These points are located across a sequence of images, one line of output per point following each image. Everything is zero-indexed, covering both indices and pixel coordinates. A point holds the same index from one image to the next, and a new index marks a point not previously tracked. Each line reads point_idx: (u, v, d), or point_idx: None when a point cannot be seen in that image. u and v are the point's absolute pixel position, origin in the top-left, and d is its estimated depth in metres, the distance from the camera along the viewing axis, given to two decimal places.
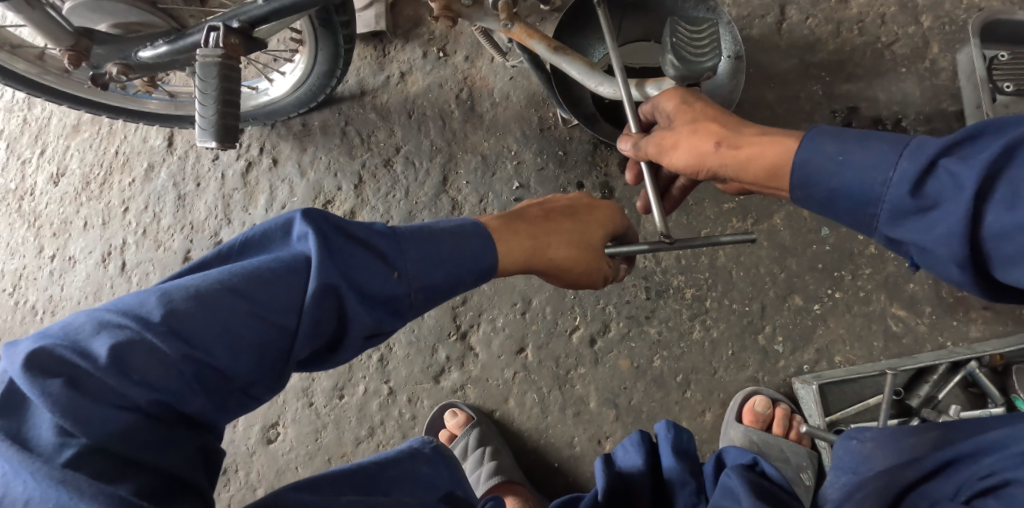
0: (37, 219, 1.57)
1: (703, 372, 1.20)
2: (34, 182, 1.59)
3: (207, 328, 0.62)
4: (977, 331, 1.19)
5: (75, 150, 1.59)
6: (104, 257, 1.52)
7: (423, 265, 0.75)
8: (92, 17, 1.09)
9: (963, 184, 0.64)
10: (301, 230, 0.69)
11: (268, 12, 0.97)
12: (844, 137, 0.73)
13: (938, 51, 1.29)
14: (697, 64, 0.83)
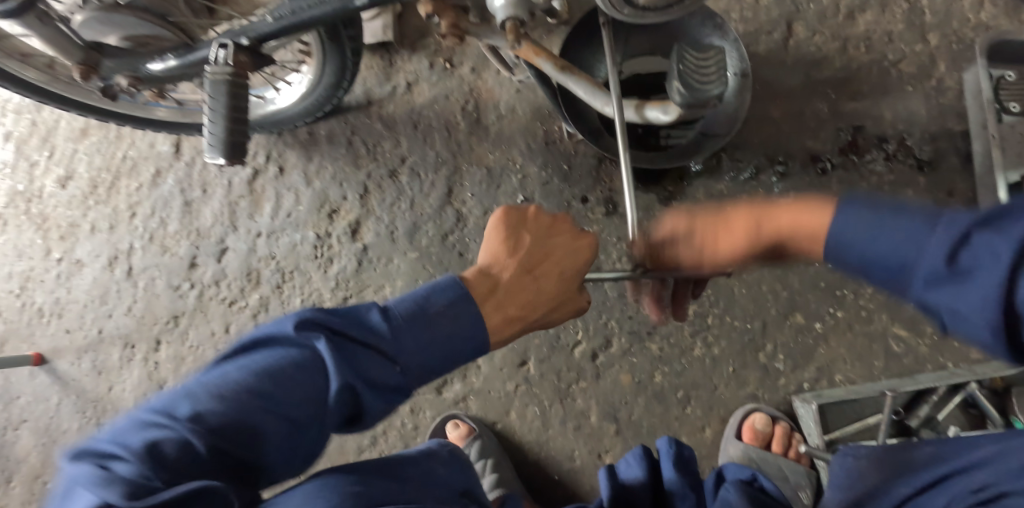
0: (44, 222, 1.58)
1: (704, 389, 1.21)
2: (42, 184, 1.60)
3: (231, 425, 0.62)
4: (978, 352, 1.19)
5: (82, 154, 1.60)
6: (111, 261, 1.53)
7: (422, 351, 0.70)
8: (102, 30, 1.10)
9: (998, 255, 0.55)
10: (303, 332, 0.67)
11: (278, 29, 1.00)
12: (877, 203, 0.66)
13: (945, 69, 1.29)
14: (703, 92, 0.86)
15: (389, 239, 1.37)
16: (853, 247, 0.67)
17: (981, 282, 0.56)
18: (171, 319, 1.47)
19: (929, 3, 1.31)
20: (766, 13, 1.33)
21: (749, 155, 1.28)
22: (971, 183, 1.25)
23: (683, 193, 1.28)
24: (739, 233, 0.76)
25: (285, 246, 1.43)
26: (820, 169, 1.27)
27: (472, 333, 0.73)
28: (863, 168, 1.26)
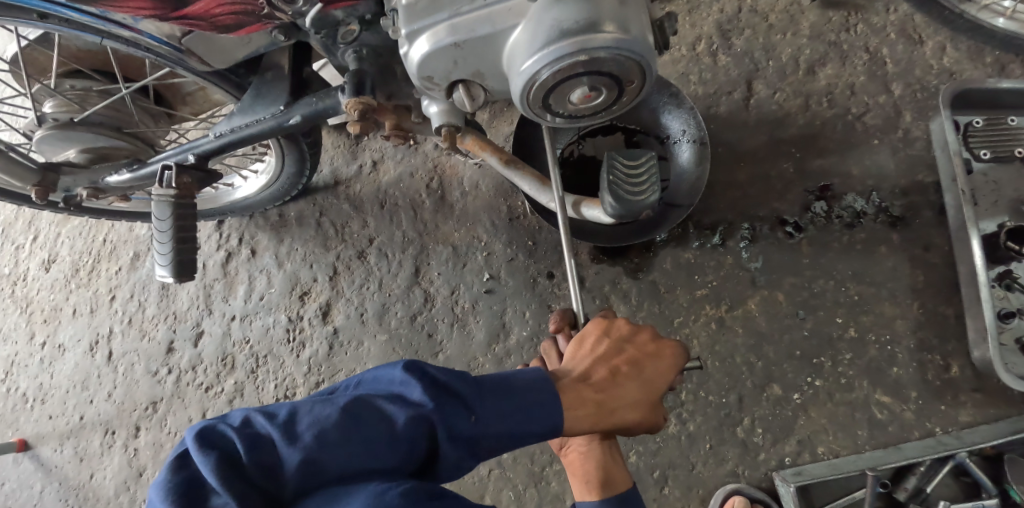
0: (29, 305, 1.55)
1: (681, 468, 1.18)
2: (28, 267, 1.59)
3: (334, 441, 0.68)
4: (967, 415, 1.15)
5: (65, 238, 1.58)
6: (91, 346, 1.49)
7: (499, 414, 0.75)
8: (60, 145, 1.11)
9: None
10: (402, 376, 0.73)
11: (220, 145, 1.01)
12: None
13: (912, 119, 1.25)
14: (634, 205, 0.82)
15: (359, 321, 1.32)
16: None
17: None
18: (149, 405, 1.41)
19: (890, 52, 1.28)
20: (725, 74, 1.31)
21: (716, 220, 1.25)
22: (947, 237, 1.21)
23: (650, 264, 1.25)
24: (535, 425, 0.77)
25: (258, 330, 1.38)
26: (789, 231, 1.23)
27: (542, 385, 0.79)
28: (835, 230, 1.23)
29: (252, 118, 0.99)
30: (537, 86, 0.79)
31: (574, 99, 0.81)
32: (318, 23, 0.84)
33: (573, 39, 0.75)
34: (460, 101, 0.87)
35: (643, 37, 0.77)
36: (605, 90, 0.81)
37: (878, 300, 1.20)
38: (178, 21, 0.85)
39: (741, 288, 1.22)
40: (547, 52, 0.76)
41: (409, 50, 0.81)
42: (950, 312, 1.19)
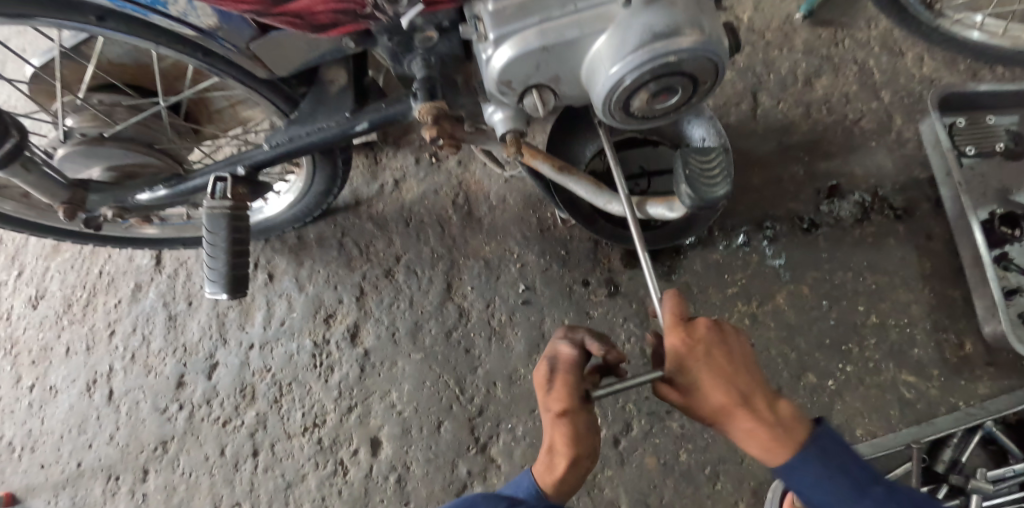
0: (13, 346, 1.35)
1: (731, 462, 1.19)
2: (11, 305, 1.38)
3: None
4: (985, 388, 1.24)
5: (55, 271, 1.39)
6: (89, 386, 1.32)
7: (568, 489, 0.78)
8: (86, 162, 1.07)
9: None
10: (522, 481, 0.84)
11: (278, 155, 1.01)
12: (838, 463, 0.75)
13: (902, 122, 1.36)
14: (709, 195, 0.85)
15: (391, 340, 1.29)
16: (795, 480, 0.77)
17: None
18: (159, 445, 1.28)
19: (876, 63, 1.40)
20: (731, 87, 1.39)
21: (739, 222, 1.31)
22: (946, 226, 1.31)
23: (680, 266, 1.29)
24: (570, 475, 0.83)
25: (280, 357, 1.31)
26: (805, 228, 1.30)
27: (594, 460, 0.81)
28: (847, 225, 1.31)
29: (313, 127, 1.00)
30: (618, 89, 0.82)
31: (649, 100, 0.85)
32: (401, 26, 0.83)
33: (657, 45, 0.78)
34: (530, 105, 0.90)
35: (720, 41, 0.81)
36: (679, 91, 0.84)
37: (893, 288, 1.28)
38: (274, 18, 0.82)
39: (769, 283, 1.27)
40: (633, 56, 0.79)
41: (492, 55, 0.83)
42: (958, 295, 1.28)
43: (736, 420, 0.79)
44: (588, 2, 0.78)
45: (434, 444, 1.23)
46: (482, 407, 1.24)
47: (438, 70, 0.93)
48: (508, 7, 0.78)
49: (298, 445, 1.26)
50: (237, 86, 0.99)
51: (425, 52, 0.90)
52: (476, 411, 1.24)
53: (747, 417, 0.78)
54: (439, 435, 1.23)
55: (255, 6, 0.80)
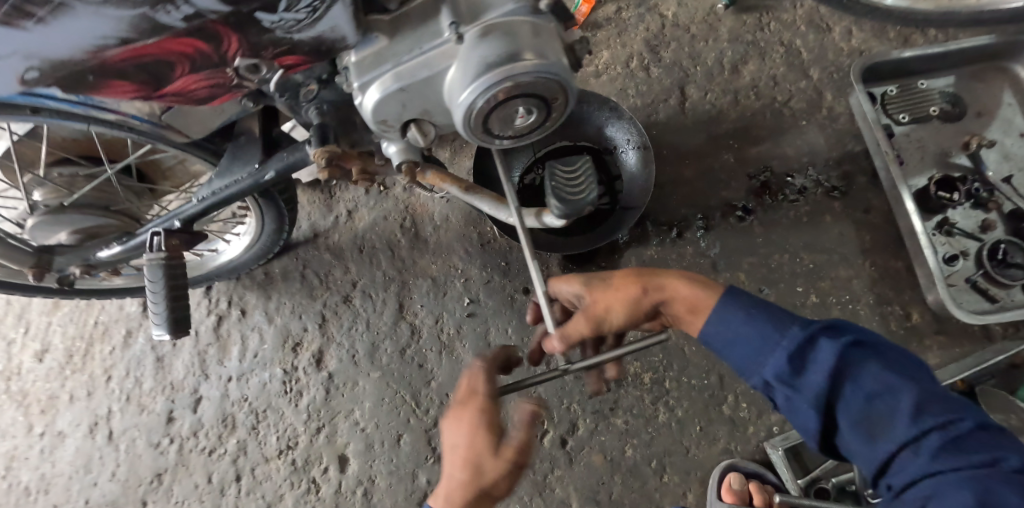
0: (24, 397, 1.48)
1: (676, 454, 1.23)
2: (20, 360, 1.51)
3: None
4: (935, 357, 1.24)
5: (55, 325, 1.52)
6: (92, 428, 1.45)
7: None
8: (52, 229, 1.16)
9: (838, 366, 0.75)
10: None
11: (204, 208, 1.08)
12: (755, 303, 0.83)
13: (833, 98, 1.36)
14: (577, 203, 0.90)
15: (352, 362, 1.37)
16: (724, 328, 0.84)
17: (915, 459, 0.72)
18: (154, 477, 1.40)
19: (803, 42, 1.40)
20: (659, 83, 1.40)
21: (672, 216, 1.33)
22: (884, 198, 1.31)
23: (616, 265, 1.32)
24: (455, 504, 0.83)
25: (256, 386, 1.41)
26: (739, 215, 1.32)
27: None
28: (781, 208, 1.32)
29: (230, 179, 1.06)
30: (473, 115, 0.89)
31: (508, 120, 0.91)
32: (282, 84, 0.90)
33: (497, 71, 0.84)
34: (412, 139, 0.97)
35: (559, 61, 0.87)
36: (534, 110, 0.91)
37: (832, 265, 1.29)
38: (159, 99, 0.87)
39: (705, 274, 1.30)
40: (478, 83, 0.85)
41: (361, 100, 0.91)
42: (901, 265, 1.28)
43: (662, 294, 0.90)
44: (432, 43, 0.86)
45: (395, 457, 1.30)
46: (437, 419, 1.31)
47: (333, 117, 1.01)
48: (361, 57, 0.86)
49: (275, 468, 1.35)
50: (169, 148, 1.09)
51: (315, 101, 0.98)
52: (431, 423, 1.31)
53: (659, 292, 0.90)
54: (399, 447, 1.30)
55: (138, 95, 0.85)
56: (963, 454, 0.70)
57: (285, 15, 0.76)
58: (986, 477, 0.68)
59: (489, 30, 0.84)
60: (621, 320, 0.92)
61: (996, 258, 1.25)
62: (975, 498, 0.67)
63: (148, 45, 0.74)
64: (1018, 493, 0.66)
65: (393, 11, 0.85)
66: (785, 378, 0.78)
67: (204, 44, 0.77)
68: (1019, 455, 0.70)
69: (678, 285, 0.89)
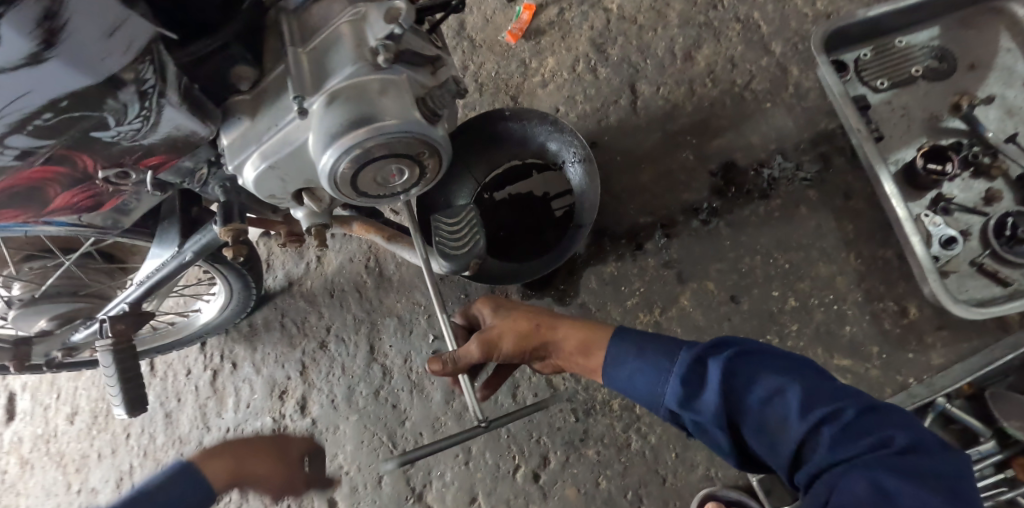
0: (62, 458, 1.58)
1: (652, 483, 1.17)
2: (56, 424, 1.61)
3: None
4: (938, 357, 1.10)
5: (82, 388, 1.61)
6: (118, 484, 1.52)
7: None
8: (31, 319, 1.21)
9: (726, 383, 0.75)
10: None
11: (144, 291, 1.11)
12: (643, 337, 0.86)
13: (799, 73, 1.24)
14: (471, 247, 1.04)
15: (332, 407, 1.38)
16: (620, 366, 0.86)
17: (817, 453, 0.69)
18: None
19: (761, 15, 1.28)
20: (607, 84, 1.32)
21: (631, 228, 1.25)
22: (865, 180, 1.19)
23: (576, 287, 1.25)
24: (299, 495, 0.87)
25: (250, 436, 1.43)
26: (703, 218, 1.21)
27: None
28: (750, 204, 1.21)
29: (159, 264, 1.09)
30: (339, 182, 0.87)
31: (380, 179, 0.88)
32: (173, 172, 0.93)
33: (344, 137, 0.82)
34: (313, 205, 0.98)
35: (414, 117, 0.83)
36: (405, 166, 0.88)
37: (810, 263, 1.17)
38: (51, 214, 0.92)
39: (669, 287, 1.21)
40: (329, 151, 0.83)
41: (244, 179, 0.91)
42: (891, 254, 1.16)
43: (563, 332, 0.94)
44: (286, 119, 0.85)
45: (377, 500, 1.30)
46: (413, 458, 1.30)
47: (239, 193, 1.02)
48: (227, 140, 0.88)
49: None
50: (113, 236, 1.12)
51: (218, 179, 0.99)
52: (408, 462, 1.30)
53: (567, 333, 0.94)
54: (380, 489, 1.30)
55: (25, 214, 0.89)
56: (857, 442, 0.67)
57: (121, 129, 0.78)
58: (882, 464, 0.64)
59: (333, 97, 0.82)
60: (512, 350, 0.95)
61: (1003, 235, 1.10)
62: (871, 486, 0.63)
63: (6, 178, 0.78)
64: (907, 479, 0.62)
65: (248, 92, 0.86)
66: (682, 403, 0.78)
67: (59, 167, 0.80)
68: (912, 433, 0.67)
69: (576, 325, 0.94)
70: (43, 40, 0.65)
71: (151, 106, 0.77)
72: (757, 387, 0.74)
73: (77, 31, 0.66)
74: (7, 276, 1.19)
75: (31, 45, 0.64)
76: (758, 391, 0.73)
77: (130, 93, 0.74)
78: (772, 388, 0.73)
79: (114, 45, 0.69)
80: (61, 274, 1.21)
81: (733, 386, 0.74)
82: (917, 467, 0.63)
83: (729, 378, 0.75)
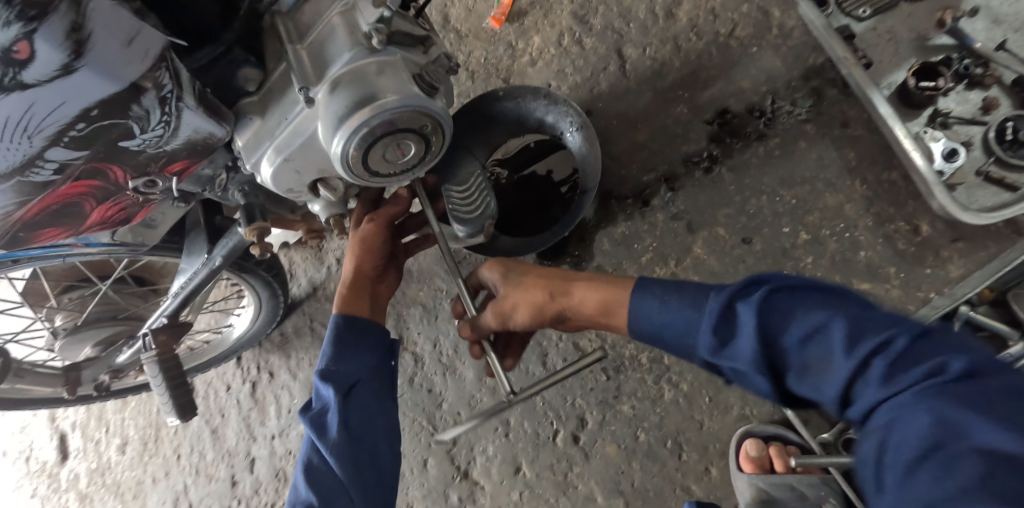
0: (118, 488, 1.63)
1: (691, 429, 1.18)
2: (109, 456, 1.66)
3: (372, 408, 0.91)
4: (957, 269, 1.11)
5: (129, 418, 1.65)
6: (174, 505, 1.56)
7: (362, 408, 0.90)
8: (77, 346, 1.24)
9: (762, 325, 0.69)
10: (374, 413, 0.90)
11: (180, 302, 1.14)
12: (667, 289, 0.80)
13: (781, 14, 1.27)
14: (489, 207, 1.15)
15: None
16: (644, 321, 0.82)
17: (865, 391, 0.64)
18: None
19: None
20: (595, 53, 1.35)
21: (637, 187, 1.28)
22: (859, 107, 1.20)
23: (590, 251, 1.29)
24: (379, 291, 1.08)
25: (295, 439, 1.47)
26: (705, 168, 1.25)
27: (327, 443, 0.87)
28: (749, 147, 1.23)
29: (190, 273, 1.12)
30: (351, 167, 0.90)
31: (389, 158, 0.92)
32: (193, 180, 0.97)
33: (349, 120, 0.85)
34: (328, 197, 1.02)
35: (411, 92, 0.87)
36: (410, 141, 0.91)
37: (817, 195, 1.19)
38: (88, 231, 0.96)
39: (682, 238, 1.24)
40: (336, 136, 0.86)
41: (263, 178, 0.96)
42: (896, 176, 1.17)
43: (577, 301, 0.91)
44: (294, 111, 0.89)
45: (425, 482, 1.33)
46: (455, 438, 1.33)
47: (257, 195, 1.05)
48: (241, 142, 0.92)
49: None
50: (145, 255, 1.17)
51: (238, 184, 1.03)
52: (450, 442, 1.33)
53: (592, 302, 0.89)
54: (427, 471, 1.33)
55: (62, 232, 0.93)
56: (906, 374, 0.62)
57: (146, 136, 0.81)
58: (936, 395, 0.60)
59: (335, 85, 0.86)
60: (526, 320, 0.94)
61: (1006, 140, 1.11)
62: (929, 419, 0.59)
63: (45, 194, 0.82)
64: (974, 410, 0.57)
65: (255, 92, 0.91)
66: (718, 352, 0.73)
67: (92, 179, 0.84)
68: (966, 352, 0.62)
69: (592, 290, 0.89)
70: (73, 51, 0.68)
71: (171, 111, 0.80)
72: (799, 319, 0.69)
73: (101, 42, 0.69)
74: (50, 309, 1.23)
75: (63, 56, 0.68)
76: (798, 324, 0.68)
77: (151, 99, 0.78)
78: (816, 320, 0.67)
79: (133, 53, 0.73)
80: (100, 301, 1.24)
81: (771, 323, 0.69)
82: (974, 391, 0.59)
83: (763, 316, 0.69)
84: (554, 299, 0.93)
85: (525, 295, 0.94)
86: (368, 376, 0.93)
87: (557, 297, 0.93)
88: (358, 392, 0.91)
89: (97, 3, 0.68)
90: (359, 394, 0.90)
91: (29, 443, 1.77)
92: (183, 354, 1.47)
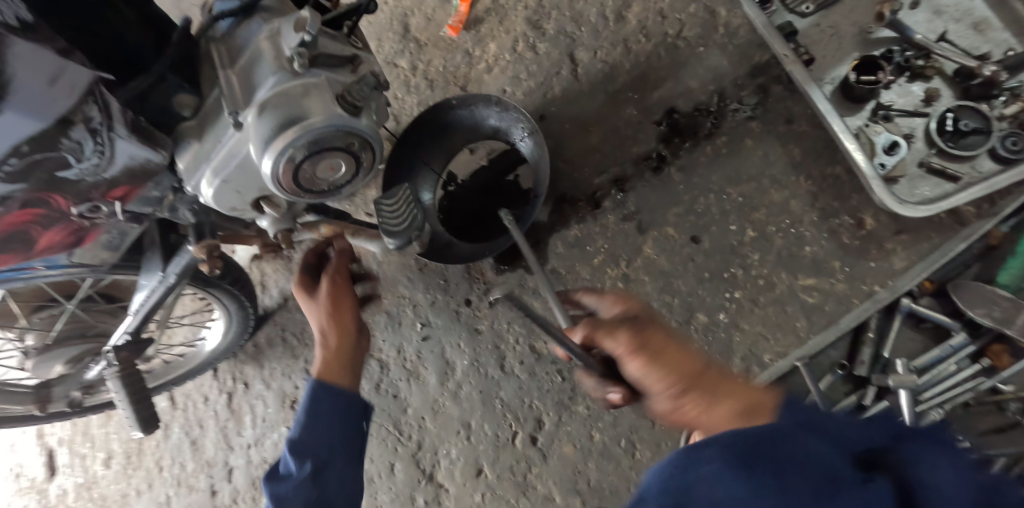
0: (103, 501, 1.67)
1: (644, 428, 1.21)
2: (94, 469, 1.69)
3: (340, 475, 0.96)
4: (900, 262, 1.12)
5: (113, 433, 1.68)
6: None
7: (329, 479, 0.94)
8: (48, 364, 1.29)
9: None
10: (342, 481, 0.96)
11: (142, 319, 1.18)
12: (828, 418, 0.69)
13: (727, 13, 1.27)
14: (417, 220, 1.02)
15: None
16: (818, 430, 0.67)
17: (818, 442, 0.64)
18: None
19: None
20: (548, 58, 1.37)
21: (588, 190, 1.29)
22: (804, 103, 1.21)
23: (545, 254, 1.30)
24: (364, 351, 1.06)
25: (271, 446, 1.51)
26: (654, 168, 1.26)
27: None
28: (696, 147, 1.24)
29: (147, 290, 1.16)
30: (284, 186, 0.93)
31: (321, 175, 0.94)
32: (139, 203, 1.00)
33: (276, 142, 0.88)
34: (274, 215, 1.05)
35: (336, 112, 0.89)
36: (340, 158, 0.93)
37: (763, 192, 1.20)
38: (40, 255, 1.00)
39: (632, 239, 1.25)
40: (265, 158, 0.89)
41: (204, 198, 0.99)
42: (840, 170, 1.17)
43: (665, 370, 0.76)
44: (227, 134, 0.91)
45: (393, 486, 1.36)
46: (419, 442, 1.35)
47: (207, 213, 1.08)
48: (182, 164, 0.95)
49: None
50: (106, 275, 1.20)
51: (187, 204, 1.06)
52: (416, 446, 1.35)
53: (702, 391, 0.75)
54: (394, 475, 1.35)
55: (13, 257, 0.97)
56: None
57: (82, 166, 0.84)
58: None
59: (261, 109, 0.88)
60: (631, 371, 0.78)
61: (947, 131, 1.11)
62: None
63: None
64: None
65: (192, 117, 0.93)
66: None
67: (36, 208, 0.87)
68: None
69: (706, 397, 0.75)
70: None
71: (104, 141, 0.83)
72: None
73: (24, 80, 0.72)
74: (21, 329, 1.26)
75: None
76: None
77: (82, 131, 0.80)
78: None
79: (58, 91, 0.75)
80: (69, 319, 1.28)
81: None
82: None
83: None
84: (663, 363, 0.77)
85: (666, 363, 0.77)
86: (336, 442, 0.96)
87: (693, 377, 0.76)
88: (328, 462, 0.95)
89: (19, 46, 0.71)
90: (327, 461, 0.95)
91: (17, 460, 1.79)
92: (158, 369, 1.50)
